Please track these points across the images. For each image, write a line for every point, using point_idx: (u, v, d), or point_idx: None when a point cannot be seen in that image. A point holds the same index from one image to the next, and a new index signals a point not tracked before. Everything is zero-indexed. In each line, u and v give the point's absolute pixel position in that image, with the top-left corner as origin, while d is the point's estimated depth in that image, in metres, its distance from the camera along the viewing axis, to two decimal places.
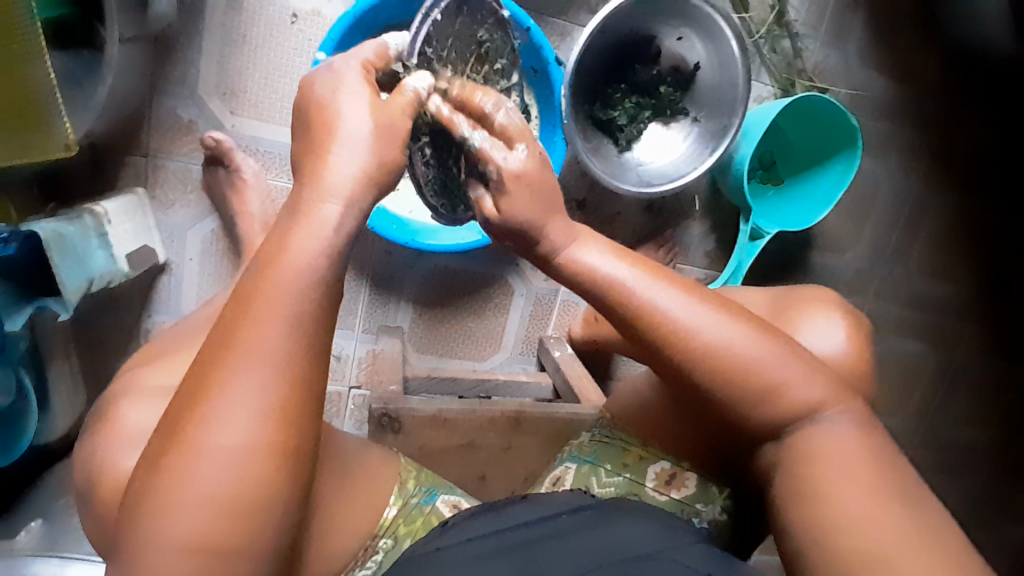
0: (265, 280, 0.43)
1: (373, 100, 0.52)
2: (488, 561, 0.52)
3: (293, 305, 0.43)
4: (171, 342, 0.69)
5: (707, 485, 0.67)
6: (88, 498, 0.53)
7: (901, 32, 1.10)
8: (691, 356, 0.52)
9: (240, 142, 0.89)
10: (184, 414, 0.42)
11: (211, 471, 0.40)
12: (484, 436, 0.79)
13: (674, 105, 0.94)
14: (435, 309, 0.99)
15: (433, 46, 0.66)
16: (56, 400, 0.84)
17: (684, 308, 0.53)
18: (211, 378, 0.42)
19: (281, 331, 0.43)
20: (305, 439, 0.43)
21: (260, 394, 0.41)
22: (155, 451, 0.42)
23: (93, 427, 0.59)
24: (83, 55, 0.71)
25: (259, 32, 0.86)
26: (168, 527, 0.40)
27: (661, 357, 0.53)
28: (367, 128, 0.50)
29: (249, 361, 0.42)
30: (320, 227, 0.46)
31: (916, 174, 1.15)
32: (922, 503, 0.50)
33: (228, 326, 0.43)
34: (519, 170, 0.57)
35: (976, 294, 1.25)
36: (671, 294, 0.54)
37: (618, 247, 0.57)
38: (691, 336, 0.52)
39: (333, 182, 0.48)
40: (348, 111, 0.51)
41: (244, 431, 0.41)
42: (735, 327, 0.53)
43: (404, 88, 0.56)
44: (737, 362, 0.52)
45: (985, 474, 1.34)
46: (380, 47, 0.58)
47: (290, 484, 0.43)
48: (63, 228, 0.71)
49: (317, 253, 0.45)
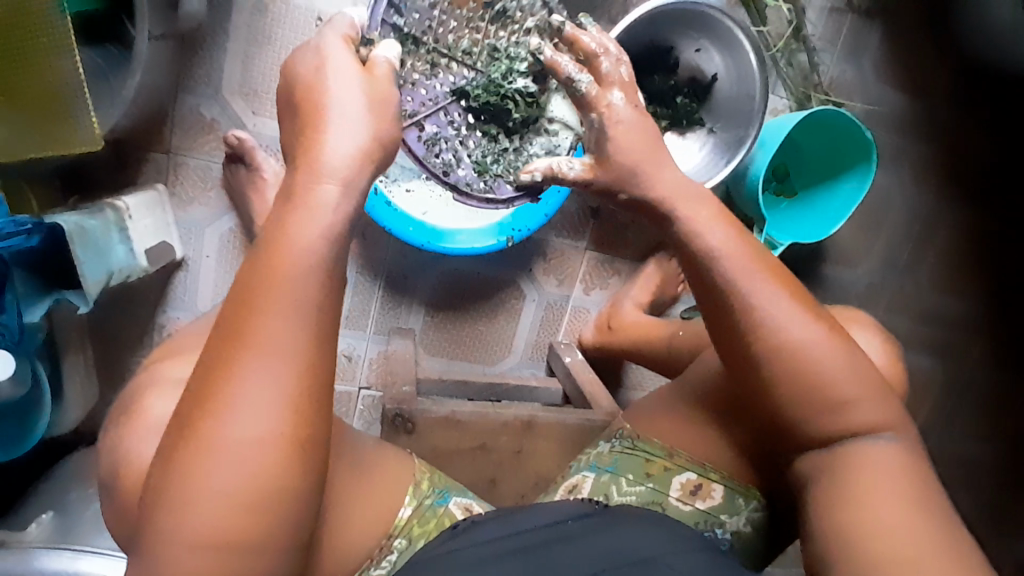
0: (280, 273, 0.43)
1: (360, 74, 0.51)
2: (502, 561, 0.52)
3: (313, 303, 0.44)
4: (193, 336, 0.69)
5: (734, 497, 0.67)
6: (113, 487, 0.53)
7: (916, 48, 1.11)
8: (769, 352, 0.53)
9: (260, 141, 0.89)
10: (196, 406, 0.42)
11: (224, 465, 0.41)
12: (497, 440, 0.79)
13: (690, 116, 0.95)
14: (448, 312, 1.00)
15: (410, 17, 0.76)
16: (69, 391, 0.84)
17: (768, 295, 0.53)
18: (223, 370, 0.42)
19: (301, 321, 0.43)
20: (318, 433, 0.44)
21: (275, 390, 0.42)
22: (167, 444, 0.42)
23: (118, 417, 0.59)
24: (112, 51, 0.72)
25: (284, 33, 0.87)
26: (188, 520, 0.40)
27: (736, 343, 0.54)
28: (360, 102, 0.50)
29: (260, 352, 0.42)
30: (340, 217, 0.46)
31: (929, 189, 1.16)
32: (941, 513, 0.51)
33: (234, 320, 0.43)
34: (622, 117, 0.59)
35: (988, 309, 1.25)
36: (760, 281, 0.54)
37: (731, 222, 0.57)
38: (778, 332, 0.53)
39: (350, 173, 0.48)
40: (356, 95, 0.50)
41: (261, 424, 0.41)
42: (815, 323, 0.53)
43: (377, 60, 0.54)
44: (817, 370, 0.52)
45: (1001, 493, 1.33)
46: (350, 23, 0.57)
47: (307, 476, 0.43)
48: (86, 221, 0.72)
49: (338, 244, 0.45)
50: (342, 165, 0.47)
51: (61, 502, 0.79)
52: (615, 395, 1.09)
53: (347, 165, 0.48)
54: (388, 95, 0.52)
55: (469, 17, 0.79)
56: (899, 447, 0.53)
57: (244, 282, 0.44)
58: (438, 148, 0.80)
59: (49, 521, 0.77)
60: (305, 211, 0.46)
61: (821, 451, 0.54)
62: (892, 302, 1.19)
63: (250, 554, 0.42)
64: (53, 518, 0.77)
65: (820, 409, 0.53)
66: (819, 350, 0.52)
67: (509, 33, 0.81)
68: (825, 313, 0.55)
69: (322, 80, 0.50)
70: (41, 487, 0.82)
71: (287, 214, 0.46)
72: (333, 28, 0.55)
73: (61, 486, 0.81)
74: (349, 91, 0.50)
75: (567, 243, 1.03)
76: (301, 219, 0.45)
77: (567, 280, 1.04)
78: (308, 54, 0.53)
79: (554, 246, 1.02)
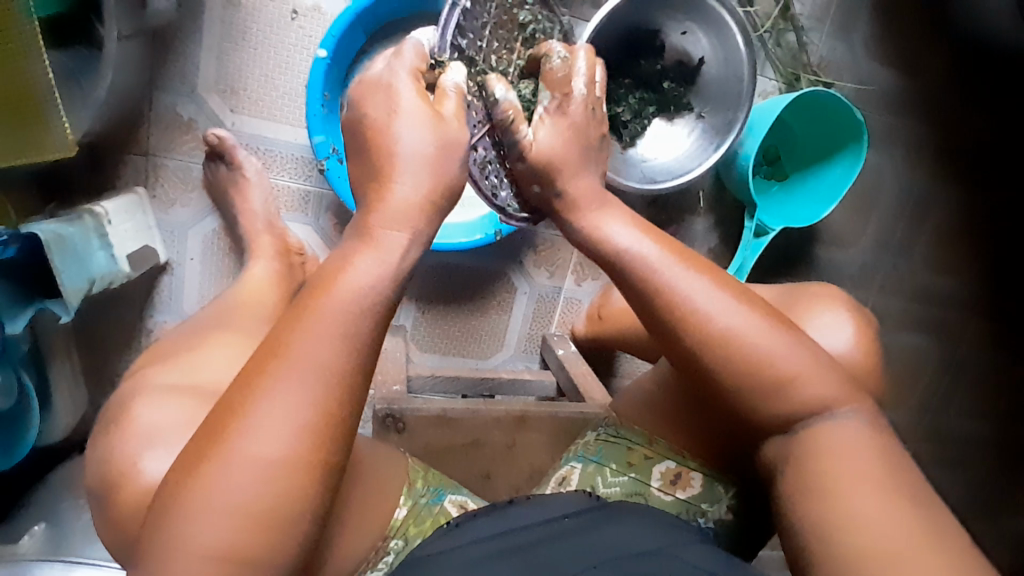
0: (324, 304, 0.44)
1: (430, 118, 0.52)
2: (493, 563, 0.52)
3: (343, 324, 0.43)
4: (176, 342, 0.68)
5: (714, 484, 0.67)
6: (97, 504, 0.53)
7: (908, 25, 1.09)
8: (707, 342, 0.52)
9: (241, 140, 0.88)
10: (224, 417, 0.41)
11: (241, 477, 0.39)
12: (490, 435, 0.79)
13: (678, 101, 0.93)
14: (438, 308, 0.99)
15: (467, 36, 0.67)
16: (58, 399, 0.83)
17: (684, 281, 0.53)
18: (254, 382, 0.41)
19: (334, 349, 0.42)
20: (338, 453, 0.43)
21: (303, 405, 0.41)
22: (189, 452, 0.41)
23: (103, 427, 0.58)
24: (82, 52, 0.70)
25: (259, 28, 0.84)
26: (195, 533, 0.39)
27: (675, 342, 0.53)
28: (430, 147, 0.51)
29: (296, 369, 0.41)
30: (384, 252, 0.47)
31: (923, 167, 1.15)
32: (939, 505, 0.50)
33: (279, 335, 0.43)
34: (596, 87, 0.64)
35: (982, 287, 1.24)
36: (678, 269, 0.54)
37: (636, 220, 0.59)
38: (706, 323, 0.52)
39: (415, 220, 0.49)
40: (423, 140, 0.51)
41: (281, 442, 0.40)
42: (753, 315, 0.52)
43: (448, 89, 0.56)
44: (751, 354, 0.51)
45: (994, 470, 1.34)
46: (417, 52, 0.57)
47: (320, 496, 0.42)
48: (64, 229, 0.70)
49: (374, 278, 0.46)
50: (406, 211, 0.49)
51: (52, 512, 0.78)
52: (609, 383, 1.09)
53: (411, 212, 0.49)
54: (458, 138, 0.53)
55: (508, 39, 0.71)
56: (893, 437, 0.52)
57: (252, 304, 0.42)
58: (487, 170, 0.64)
59: (40, 531, 0.76)
60: None
61: (782, 438, 0.53)
62: (886, 284, 1.18)
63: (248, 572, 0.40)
64: (45, 529, 0.77)
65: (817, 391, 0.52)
66: (773, 346, 0.52)
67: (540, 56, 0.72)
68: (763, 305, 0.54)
69: (392, 126, 0.52)
70: (31, 498, 0.82)
71: None
72: (400, 65, 0.55)
73: (52, 496, 0.81)
74: (417, 137, 0.51)
75: (555, 234, 1.02)
76: (364, 257, 0.46)
77: (558, 271, 1.03)
78: (376, 95, 0.53)
79: (544, 237, 1.01)
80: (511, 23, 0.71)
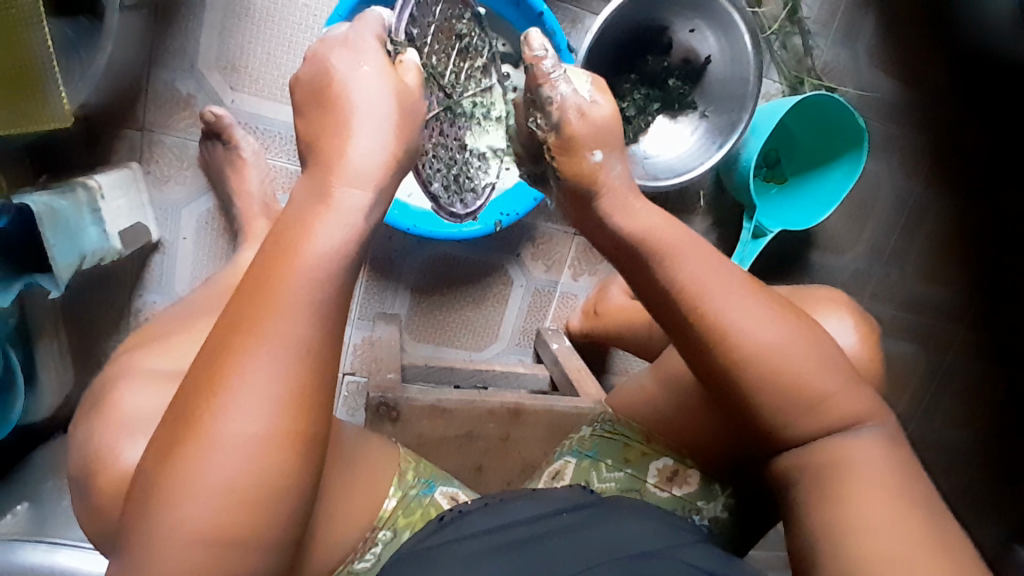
0: (290, 276, 0.40)
1: (394, 82, 0.48)
2: (491, 559, 0.50)
3: (312, 298, 0.40)
4: (171, 324, 0.67)
5: (710, 484, 0.68)
6: (83, 487, 0.51)
7: (911, 35, 1.10)
8: (744, 356, 0.50)
9: (240, 119, 0.86)
10: (192, 400, 0.39)
11: (223, 462, 0.37)
12: (483, 427, 0.78)
13: (683, 99, 0.94)
14: (433, 298, 0.98)
15: (417, 28, 0.64)
16: (44, 378, 0.81)
17: (728, 292, 0.50)
18: (222, 364, 0.39)
19: (307, 318, 0.40)
20: (322, 428, 0.41)
21: (278, 387, 0.39)
22: (158, 444, 0.39)
23: (89, 410, 0.57)
24: (82, 23, 0.68)
25: (263, 5, 0.83)
26: (177, 521, 0.37)
27: (703, 356, 0.51)
28: (390, 105, 0.47)
29: (267, 342, 0.39)
30: (345, 215, 0.43)
31: (919, 176, 1.16)
32: (938, 509, 0.50)
33: (243, 311, 0.40)
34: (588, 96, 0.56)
35: (970, 296, 1.26)
36: (723, 274, 0.51)
37: (673, 224, 0.53)
38: (748, 336, 0.50)
39: (380, 180, 0.45)
40: (387, 96, 0.47)
41: (259, 420, 0.38)
42: (789, 328, 0.51)
43: (407, 64, 0.51)
44: (786, 370, 0.50)
45: (969, 475, 1.37)
46: (380, 20, 0.53)
47: (304, 476, 0.40)
48: (56, 202, 0.68)
49: (343, 242, 0.42)
50: (371, 173, 0.45)
51: (36, 492, 0.77)
52: (602, 380, 1.09)
53: (376, 171, 0.45)
54: (415, 95, 0.49)
55: (447, 47, 0.69)
56: (894, 443, 0.53)
57: (249, 288, 0.40)
58: (426, 158, 0.70)
59: (24, 511, 0.75)
60: (321, 216, 0.43)
61: (801, 449, 0.53)
62: (878, 290, 1.19)
63: (239, 561, 0.39)
64: (29, 509, 0.75)
65: (833, 401, 0.51)
66: (785, 343, 0.50)
67: (471, 67, 0.73)
68: (778, 299, 0.53)
69: (352, 82, 0.47)
70: (15, 476, 0.80)
71: (306, 215, 0.43)
72: (364, 29, 0.51)
73: (35, 476, 0.79)
74: (381, 95, 0.47)
75: (556, 228, 1.01)
76: (324, 221, 0.42)
77: (556, 266, 1.03)
78: (339, 53, 0.49)
79: (543, 230, 1.01)
80: (449, 33, 0.69)
